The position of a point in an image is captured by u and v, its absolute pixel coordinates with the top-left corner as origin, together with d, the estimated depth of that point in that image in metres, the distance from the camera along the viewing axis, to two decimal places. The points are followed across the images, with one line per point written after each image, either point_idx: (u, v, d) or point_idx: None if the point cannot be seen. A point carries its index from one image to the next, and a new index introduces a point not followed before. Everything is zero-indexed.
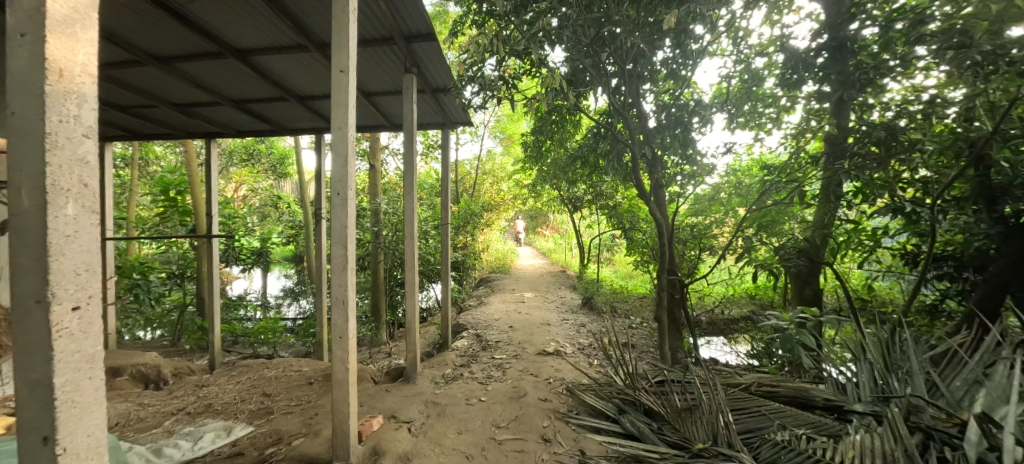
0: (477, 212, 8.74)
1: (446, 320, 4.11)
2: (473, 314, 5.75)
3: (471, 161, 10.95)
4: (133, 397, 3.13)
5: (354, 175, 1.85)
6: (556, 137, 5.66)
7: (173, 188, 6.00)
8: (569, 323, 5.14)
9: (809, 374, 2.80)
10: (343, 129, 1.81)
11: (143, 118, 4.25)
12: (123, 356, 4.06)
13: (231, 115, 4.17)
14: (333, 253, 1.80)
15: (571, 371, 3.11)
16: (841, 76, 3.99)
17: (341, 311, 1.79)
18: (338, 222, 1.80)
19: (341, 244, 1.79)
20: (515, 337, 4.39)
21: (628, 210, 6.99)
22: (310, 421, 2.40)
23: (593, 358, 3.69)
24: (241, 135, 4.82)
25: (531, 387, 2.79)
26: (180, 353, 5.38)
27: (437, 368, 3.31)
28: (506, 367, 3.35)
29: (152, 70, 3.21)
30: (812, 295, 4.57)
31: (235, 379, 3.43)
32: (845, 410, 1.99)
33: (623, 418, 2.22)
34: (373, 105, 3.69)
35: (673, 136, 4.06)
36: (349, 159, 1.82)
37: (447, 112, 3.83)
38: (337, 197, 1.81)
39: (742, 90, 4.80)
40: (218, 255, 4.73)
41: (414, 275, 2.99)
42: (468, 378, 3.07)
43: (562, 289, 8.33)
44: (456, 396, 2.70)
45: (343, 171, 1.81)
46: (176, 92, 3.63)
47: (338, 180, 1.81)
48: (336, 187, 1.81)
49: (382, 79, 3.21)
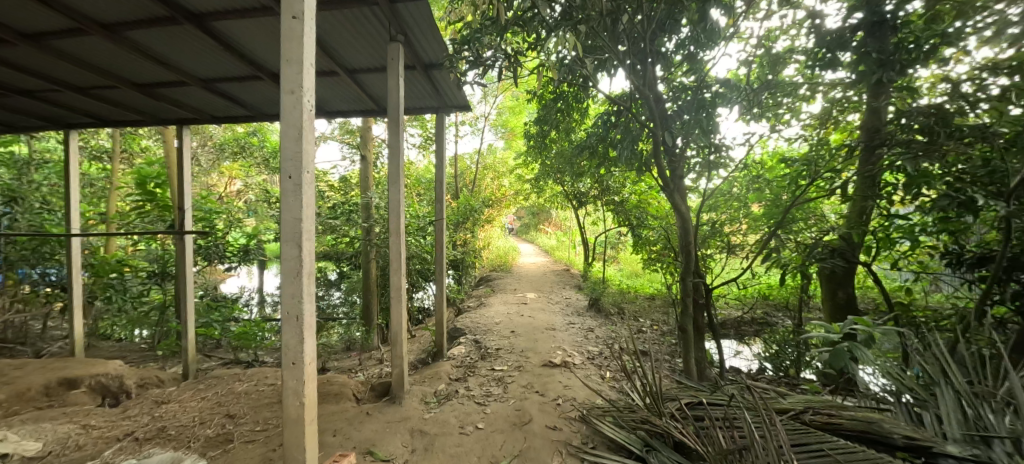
0: (477, 208, 8.32)
1: (441, 325, 3.71)
2: (471, 317, 5.34)
3: (471, 155, 10.53)
4: (80, 417, 2.74)
5: (312, 154, 1.42)
6: (561, 126, 5.27)
7: (151, 180, 5.59)
8: (576, 328, 4.72)
9: (866, 398, 2.36)
10: (295, 94, 1.38)
11: (104, 101, 3.84)
12: (85, 365, 3.69)
13: (201, 97, 3.78)
14: (284, 255, 1.38)
15: (582, 389, 2.70)
16: (882, 56, 3.45)
17: (295, 330, 1.38)
18: (289, 213, 1.38)
19: (295, 244, 1.37)
20: (517, 345, 3.98)
21: (636, 206, 6.60)
22: (271, 456, 2.01)
23: (606, 371, 3.28)
24: (217, 121, 4.42)
25: (537, 411, 2.39)
26: (157, 359, 4.99)
27: (429, 383, 2.91)
28: (507, 382, 2.95)
29: (101, 40, 2.80)
30: (847, 299, 4.02)
31: (201, 394, 3.04)
32: (935, 454, 1.57)
33: (651, 457, 1.81)
34: (357, 85, 3.29)
35: (694, 121, 3.55)
36: (305, 133, 1.40)
37: (443, 94, 3.44)
38: (287, 180, 1.38)
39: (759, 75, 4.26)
40: (192, 253, 4.35)
41: (400, 280, 2.59)
42: (464, 397, 2.67)
43: (567, 290, 7.92)
44: (448, 422, 2.30)
45: (296, 146, 1.38)
46: (134, 69, 3.23)
47: (289, 158, 1.38)
48: (286, 168, 1.38)
49: (364, 50, 2.80)
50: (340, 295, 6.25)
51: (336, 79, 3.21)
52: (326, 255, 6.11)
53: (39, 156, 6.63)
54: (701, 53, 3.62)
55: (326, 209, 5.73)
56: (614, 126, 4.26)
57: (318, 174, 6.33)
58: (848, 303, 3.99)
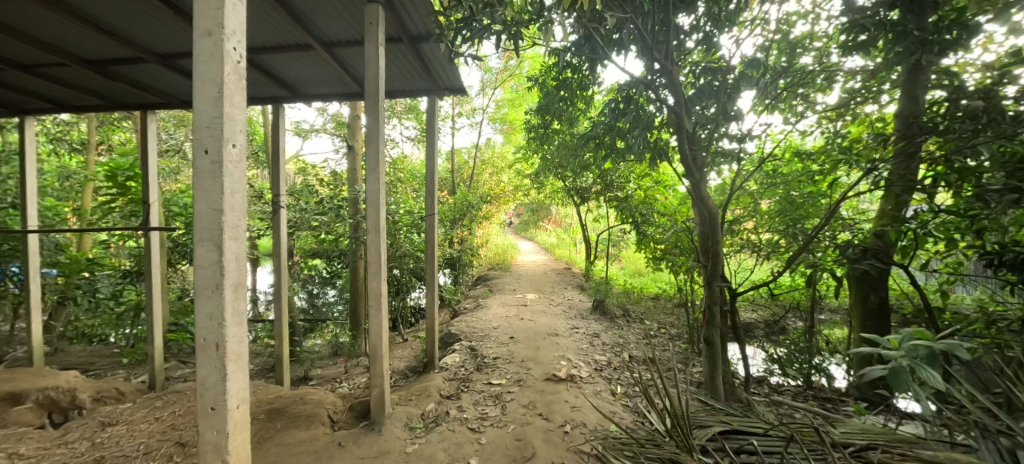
0: (474, 204, 7.92)
1: (432, 332, 3.35)
2: (467, 321, 4.97)
3: (469, 149, 10.17)
4: (11, 442, 2.37)
5: (239, 122, 1.04)
6: (564, 116, 4.92)
7: (123, 173, 5.18)
8: (581, 334, 4.34)
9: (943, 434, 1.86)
10: (214, 37, 1.00)
11: (57, 83, 3.45)
12: (34, 377, 3.32)
13: (164, 76, 3.39)
14: (198, 260, 1.00)
15: (592, 412, 2.35)
16: (923, 34, 3.01)
17: (213, 363, 1.01)
18: (206, 203, 1.00)
19: (213, 245, 0.99)
20: (517, 353, 3.62)
21: (641, 202, 6.28)
22: None
23: (616, 386, 2.93)
24: (185, 106, 4.04)
25: (541, 444, 2.06)
26: (126, 367, 4.61)
27: (417, 401, 2.55)
28: (505, 400, 2.60)
29: (35, 7, 2.42)
30: (880, 304, 3.61)
31: (156, 414, 2.67)
32: None
33: None
34: (336, 61, 2.91)
35: (717, 108, 3.15)
36: (229, 92, 1.02)
37: (434, 73, 3.07)
38: (201, 156, 1.00)
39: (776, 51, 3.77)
40: (157, 250, 3.90)
41: (380, 286, 2.20)
42: (456, 421, 2.33)
43: (569, 290, 7.56)
44: (436, 458, 1.96)
45: (215, 110, 1.00)
46: (81, 41, 2.84)
47: (205, 126, 1.00)
48: (202, 140, 1.00)
49: (339, 15, 2.40)
50: (335, 294, 5.89)
51: (311, 54, 2.83)
52: (315, 254, 5.69)
53: (8, 148, 6.22)
54: (717, 34, 3.28)
55: (314, 204, 5.34)
56: (622, 114, 3.95)
57: (304, 167, 5.92)
58: (882, 309, 3.60)
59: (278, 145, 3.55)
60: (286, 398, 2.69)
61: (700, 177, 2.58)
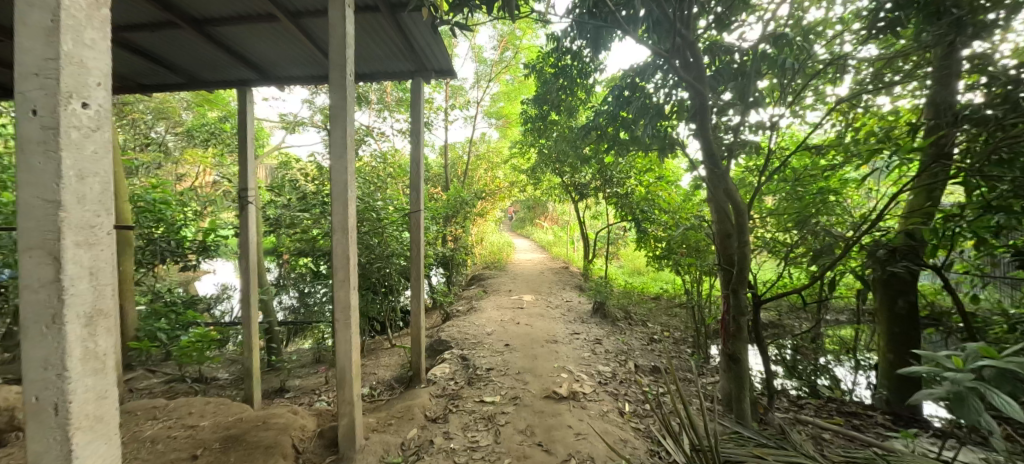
0: (469, 201, 7.56)
1: (418, 343, 3.02)
2: (458, 325, 4.63)
3: (463, 144, 9.78)
4: None
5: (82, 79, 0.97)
6: (563, 106, 4.57)
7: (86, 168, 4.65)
8: (582, 341, 4.02)
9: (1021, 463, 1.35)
10: None
11: None
12: None
13: (116, 56, 2.91)
14: (34, 297, 0.93)
15: (598, 442, 2.06)
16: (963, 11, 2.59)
17: (52, 431, 0.95)
18: (35, 193, 0.93)
19: (48, 257, 0.93)
20: (512, 364, 3.29)
21: (641, 198, 5.98)
22: None
23: (623, 404, 2.62)
24: (146, 91, 3.57)
25: None
26: None
27: (397, 427, 2.23)
28: (499, 424, 2.28)
29: None
30: (909, 310, 3.31)
31: None
32: None
33: None
34: (305, 36, 2.57)
35: (736, 92, 2.77)
36: (63, 30, 0.94)
37: (409, 46, 2.67)
38: (29, 118, 0.92)
39: (796, 29, 3.40)
40: None
41: (348, 297, 1.87)
42: (440, 455, 2.01)
43: (567, 291, 7.24)
44: None
45: (35, 42, 0.92)
46: None
47: (36, 74, 0.92)
48: (32, 96, 0.92)
49: None
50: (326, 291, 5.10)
51: (276, 26, 2.48)
52: (301, 252, 4.98)
53: None
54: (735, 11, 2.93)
55: (297, 200, 4.99)
56: (627, 103, 3.64)
57: (287, 160, 5.52)
58: (911, 315, 3.30)
59: (246, 134, 3.18)
60: (246, 421, 2.35)
61: (725, 169, 2.24)
